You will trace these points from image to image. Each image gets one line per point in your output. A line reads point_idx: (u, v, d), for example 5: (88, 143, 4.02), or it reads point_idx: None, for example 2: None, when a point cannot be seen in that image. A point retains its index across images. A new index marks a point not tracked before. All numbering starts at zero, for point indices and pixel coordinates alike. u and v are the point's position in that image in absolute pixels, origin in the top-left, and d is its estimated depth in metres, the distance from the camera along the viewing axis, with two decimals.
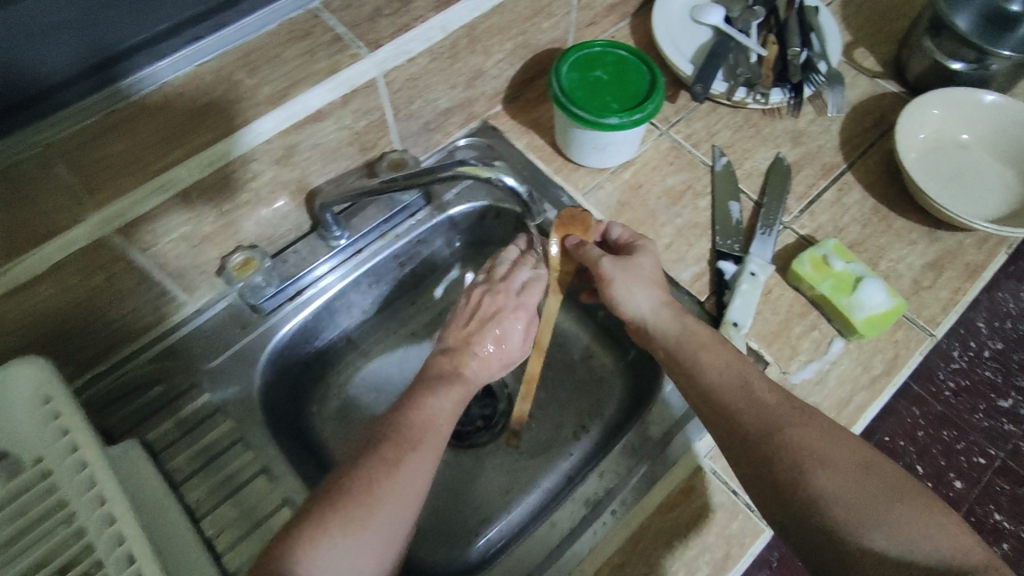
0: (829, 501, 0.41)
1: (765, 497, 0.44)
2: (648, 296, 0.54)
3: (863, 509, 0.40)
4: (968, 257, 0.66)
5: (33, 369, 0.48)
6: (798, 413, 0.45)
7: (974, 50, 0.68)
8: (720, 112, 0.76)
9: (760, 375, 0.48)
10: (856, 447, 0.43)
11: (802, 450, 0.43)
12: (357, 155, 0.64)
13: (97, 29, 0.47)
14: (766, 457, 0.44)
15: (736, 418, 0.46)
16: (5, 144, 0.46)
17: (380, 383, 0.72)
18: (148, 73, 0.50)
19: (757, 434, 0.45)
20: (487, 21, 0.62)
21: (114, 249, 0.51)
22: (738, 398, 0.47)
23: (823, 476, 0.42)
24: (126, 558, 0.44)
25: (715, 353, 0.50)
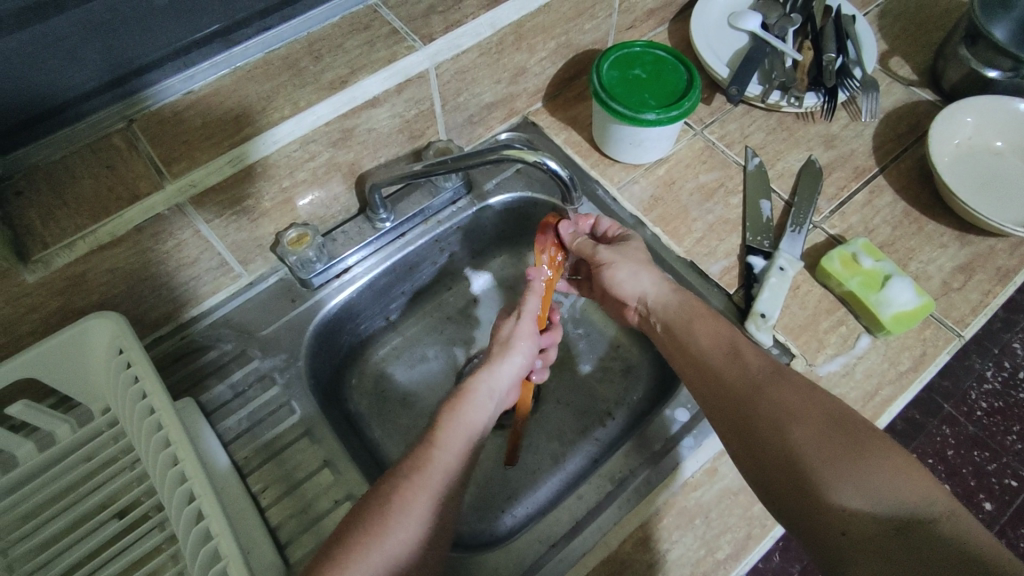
0: (801, 454, 0.45)
1: (747, 455, 0.48)
2: (647, 276, 0.61)
3: (831, 460, 0.44)
4: (1000, 261, 0.67)
5: (109, 322, 0.52)
6: (780, 377, 0.50)
7: (1010, 58, 0.69)
8: (754, 114, 0.78)
9: (749, 348, 0.53)
10: (831, 408, 0.47)
11: (779, 408, 0.48)
12: (405, 143, 0.68)
13: (114, 43, 0.50)
14: (746, 415, 0.49)
15: (722, 385, 0.52)
16: (75, 131, 0.51)
17: (416, 363, 0.75)
18: (164, 87, 0.54)
19: (738, 394, 0.50)
20: (534, 20, 0.66)
21: (186, 217, 0.56)
22: (723, 364, 0.53)
23: (795, 432, 0.46)
24: (187, 496, 0.47)
25: (711, 330, 0.55)
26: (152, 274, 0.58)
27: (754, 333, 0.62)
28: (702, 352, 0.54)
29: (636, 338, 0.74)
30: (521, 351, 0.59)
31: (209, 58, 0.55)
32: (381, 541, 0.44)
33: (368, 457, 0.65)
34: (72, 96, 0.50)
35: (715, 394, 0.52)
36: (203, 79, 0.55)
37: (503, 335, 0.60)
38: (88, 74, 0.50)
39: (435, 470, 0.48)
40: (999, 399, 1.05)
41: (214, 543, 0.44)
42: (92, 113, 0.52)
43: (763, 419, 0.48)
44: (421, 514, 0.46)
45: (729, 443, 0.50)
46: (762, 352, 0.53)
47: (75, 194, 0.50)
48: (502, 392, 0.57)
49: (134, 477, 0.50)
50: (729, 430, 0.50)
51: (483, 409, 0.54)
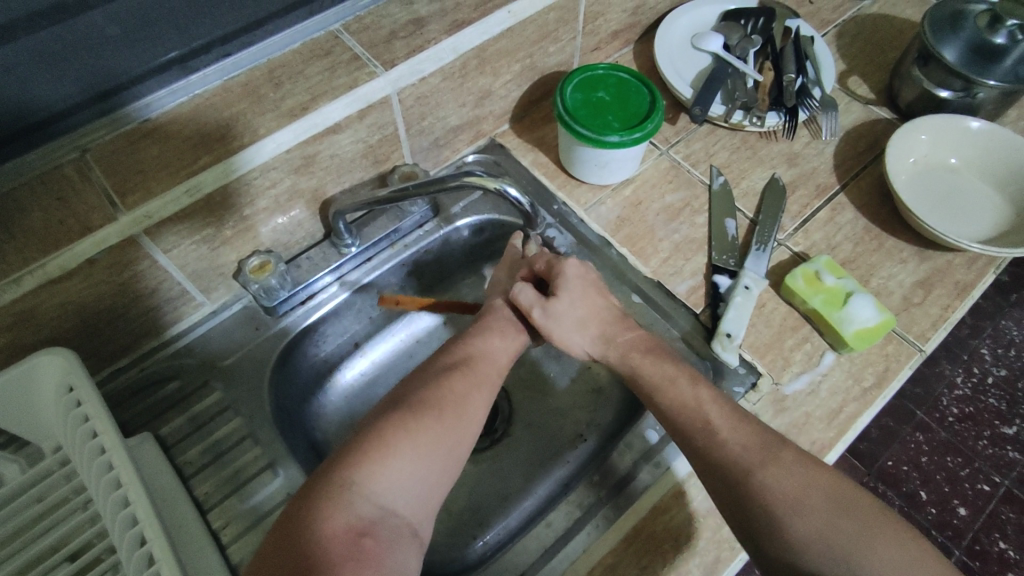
0: (806, 544, 0.44)
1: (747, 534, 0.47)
2: (603, 308, 0.59)
3: (841, 553, 0.43)
4: (957, 276, 0.68)
5: (59, 361, 0.50)
6: (769, 454, 0.48)
7: (961, 79, 0.71)
8: (719, 134, 0.79)
9: (736, 420, 0.50)
10: (830, 486, 0.46)
11: (779, 496, 0.45)
12: (370, 167, 0.67)
13: (87, 66, 0.49)
14: (743, 501, 0.47)
15: (709, 467, 0.49)
16: (12, 168, 0.48)
17: (392, 370, 0.75)
18: (146, 103, 0.52)
19: (732, 478, 0.47)
20: (497, 44, 0.66)
21: (140, 248, 0.55)
22: (708, 442, 0.49)
23: (798, 522, 0.45)
24: (138, 540, 0.46)
25: (677, 390, 0.53)
26: (107, 306, 0.56)
27: (719, 353, 0.62)
28: (685, 427, 0.51)
29: None
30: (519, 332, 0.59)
31: (166, 87, 0.53)
32: (373, 483, 0.44)
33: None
34: (47, 115, 0.49)
35: (703, 472, 0.50)
36: (160, 108, 0.53)
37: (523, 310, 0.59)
38: (61, 93, 0.49)
39: (442, 416, 0.48)
40: (969, 405, 1.08)
41: None
42: (67, 132, 0.50)
43: (763, 510, 0.46)
44: (473, 419, 0.50)
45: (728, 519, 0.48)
46: (743, 419, 0.50)
47: (27, 224, 0.48)
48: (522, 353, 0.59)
49: (86, 519, 0.48)
50: (727, 511, 0.48)
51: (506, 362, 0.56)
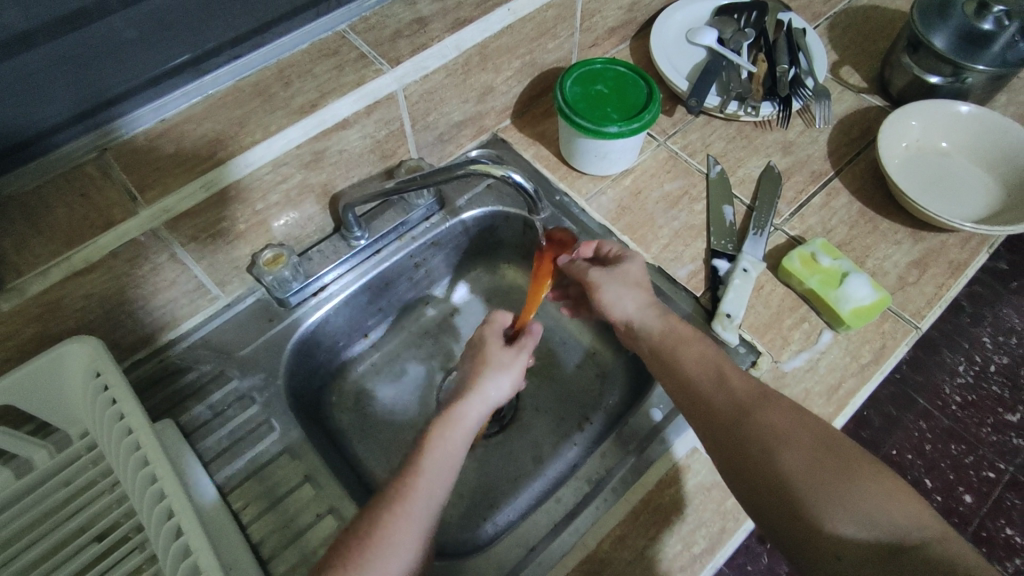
0: (789, 475, 0.46)
1: (735, 467, 0.49)
2: (634, 299, 0.60)
3: (823, 486, 0.45)
4: (951, 255, 0.70)
5: (86, 348, 0.53)
6: (768, 400, 0.50)
7: (950, 64, 0.73)
8: (714, 124, 0.81)
9: (737, 371, 0.53)
10: (819, 429, 0.48)
11: (771, 429, 0.48)
12: (378, 162, 0.70)
13: (92, 74, 0.51)
14: (738, 435, 0.49)
15: (707, 406, 0.52)
16: (23, 174, 0.51)
17: (396, 378, 0.77)
18: (157, 105, 0.55)
19: (730, 415, 0.50)
20: (497, 41, 0.69)
21: (161, 241, 0.57)
22: (711, 384, 0.53)
23: (784, 454, 0.47)
24: (166, 513, 0.48)
25: (697, 353, 0.55)
26: (127, 299, 0.58)
27: (720, 333, 0.64)
28: (689, 372, 0.54)
29: (610, 344, 0.76)
30: (511, 375, 0.55)
31: (179, 87, 0.56)
32: None
33: (357, 482, 0.65)
34: (58, 122, 0.51)
35: (700, 415, 0.52)
36: (175, 108, 0.56)
37: (496, 361, 0.56)
38: (68, 101, 0.51)
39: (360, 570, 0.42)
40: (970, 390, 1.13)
41: (194, 558, 0.45)
42: (70, 142, 0.52)
43: (755, 442, 0.48)
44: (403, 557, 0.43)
45: (719, 453, 0.50)
46: (746, 373, 0.53)
47: (58, 216, 0.51)
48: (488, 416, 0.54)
49: (112, 501, 0.50)
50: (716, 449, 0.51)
51: (438, 466, 0.48)
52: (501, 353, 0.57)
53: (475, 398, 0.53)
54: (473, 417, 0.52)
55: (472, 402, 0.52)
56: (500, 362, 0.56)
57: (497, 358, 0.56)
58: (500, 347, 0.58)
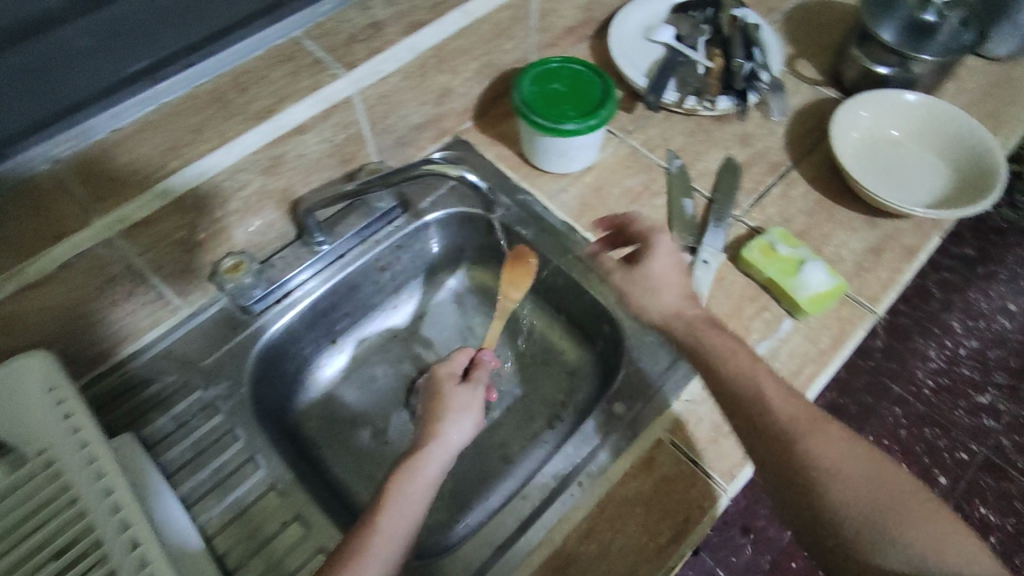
0: (842, 510, 0.47)
1: (784, 493, 0.50)
2: (673, 291, 0.60)
3: (872, 523, 0.46)
4: (905, 241, 0.71)
5: (40, 363, 0.53)
6: (817, 427, 0.50)
7: (896, 55, 0.75)
8: (673, 120, 0.82)
9: (787, 394, 0.52)
10: (870, 461, 0.49)
11: (820, 462, 0.48)
12: (337, 167, 0.70)
13: (50, 87, 0.52)
14: (785, 464, 0.50)
15: (755, 430, 0.52)
16: None
17: (365, 383, 0.76)
18: (110, 114, 0.53)
19: (776, 442, 0.50)
20: (453, 43, 0.69)
21: (118, 252, 0.56)
22: (754, 408, 0.52)
23: (836, 489, 0.48)
24: (122, 524, 0.48)
25: (737, 362, 0.54)
26: (85, 312, 0.58)
27: None
28: (734, 390, 0.53)
29: (578, 341, 0.76)
30: (472, 417, 0.56)
31: (133, 96, 0.54)
32: None
33: (326, 488, 0.64)
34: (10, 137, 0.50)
35: (748, 437, 0.53)
36: (129, 117, 0.54)
37: (454, 403, 0.56)
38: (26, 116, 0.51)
39: None
40: (944, 377, 1.25)
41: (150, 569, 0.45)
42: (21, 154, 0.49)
43: (804, 473, 0.49)
44: None
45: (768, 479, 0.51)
46: (794, 392, 0.52)
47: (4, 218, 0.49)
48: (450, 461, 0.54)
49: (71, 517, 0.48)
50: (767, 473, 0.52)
51: (401, 519, 0.48)
52: (461, 395, 0.57)
53: (436, 447, 0.53)
54: (433, 465, 0.52)
55: (434, 451, 0.52)
56: (459, 404, 0.56)
57: (456, 400, 0.57)
58: (459, 387, 0.58)
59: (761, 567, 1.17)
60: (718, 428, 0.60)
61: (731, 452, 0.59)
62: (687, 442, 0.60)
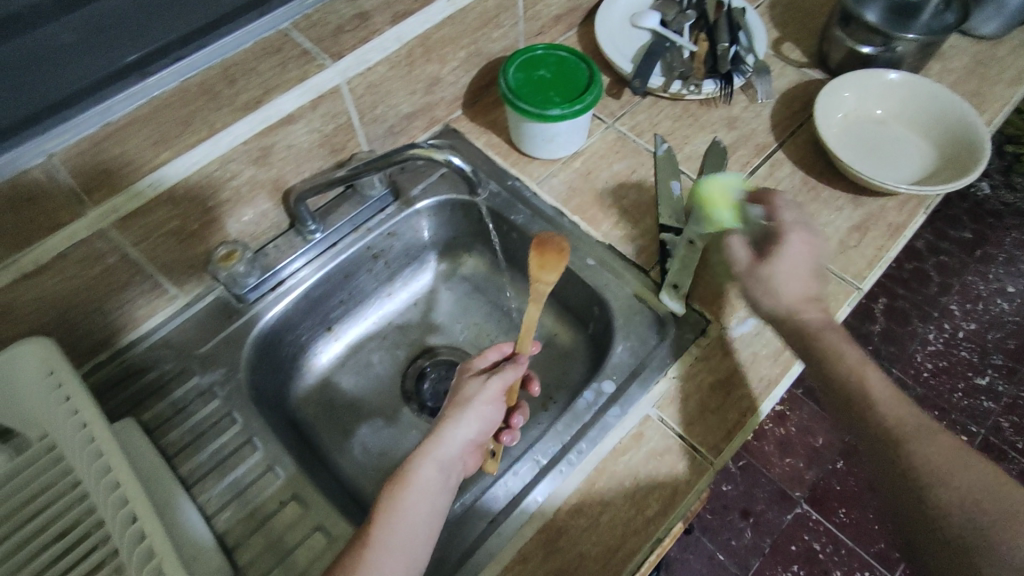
0: (946, 517, 0.48)
1: (888, 494, 0.52)
2: (801, 288, 0.58)
3: (981, 526, 0.47)
4: (890, 218, 0.72)
5: (40, 348, 0.54)
6: (923, 432, 0.51)
7: (881, 35, 0.76)
8: (660, 104, 0.83)
9: (901, 398, 0.53)
10: (983, 471, 0.49)
11: (925, 464, 0.50)
12: (328, 156, 0.71)
13: (35, 84, 0.52)
14: (889, 463, 0.51)
15: (860, 433, 0.54)
16: None
17: (362, 370, 0.78)
18: (103, 107, 0.53)
19: (881, 443, 0.52)
20: (439, 32, 0.70)
21: (111, 242, 0.58)
22: (900, 413, 0.52)
23: (943, 496, 0.48)
24: (122, 501, 0.48)
25: (847, 364, 0.55)
26: (82, 301, 0.59)
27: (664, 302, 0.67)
28: (850, 390, 0.54)
29: (570, 324, 0.77)
30: (476, 413, 0.53)
31: (124, 91, 0.54)
32: None
33: (324, 470, 0.66)
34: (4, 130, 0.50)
35: (862, 440, 0.54)
36: (122, 110, 0.54)
37: (462, 395, 0.54)
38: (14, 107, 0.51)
39: None
40: (943, 359, 1.26)
41: (148, 541, 0.46)
42: (15, 146, 0.49)
43: (908, 475, 0.50)
44: None
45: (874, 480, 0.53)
46: (901, 395, 0.53)
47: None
48: (453, 460, 0.52)
49: (69, 501, 0.51)
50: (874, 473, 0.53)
51: (399, 526, 0.46)
52: (472, 387, 0.55)
53: (436, 447, 0.51)
54: (432, 466, 0.50)
55: (433, 451, 0.50)
56: (465, 396, 0.54)
57: (468, 392, 0.54)
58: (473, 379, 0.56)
59: (762, 549, 1.19)
60: (704, 404, 0.61)
61: (718, 426, 0.60)
62: (676, 418, 0.61)
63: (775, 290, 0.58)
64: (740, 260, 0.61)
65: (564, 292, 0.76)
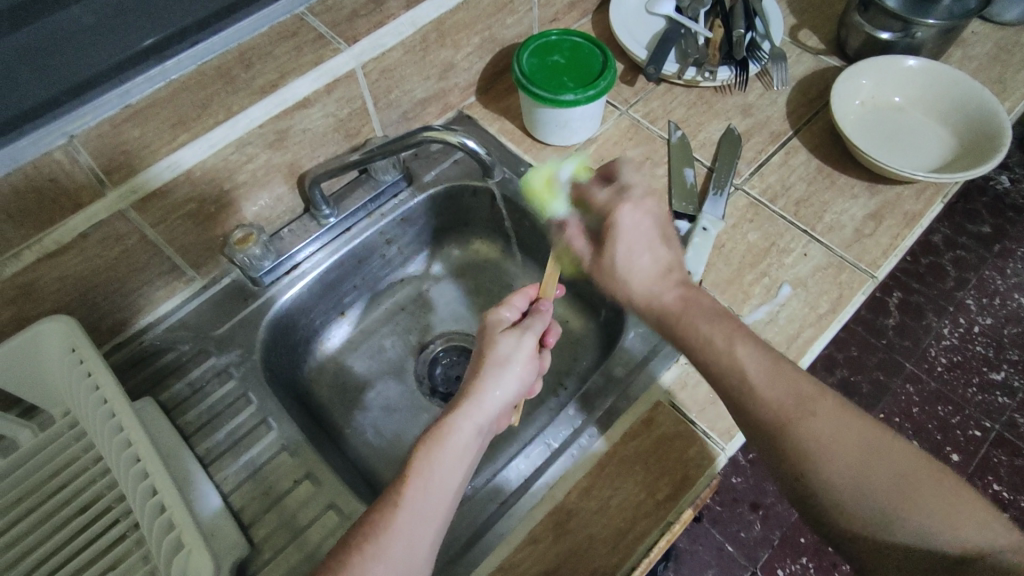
0: (843, 495, 0.44)
1: (780, 472, 0.47)
2: (653, 261, 0.54)
3: (878, 496, 0.43)
4: (906, 207, 0.72)
5: (61, 327, 0.55)
6: (804, 408, 0.46)
7: (899, 20, 0.75)
8: (675, 92, 0.82)
9: (779, 369, 0.48)
10: (860, 435, 0.45)
11: (810, 443, 0.45)
12: (343, 141, 0.71)
13: (59, 68, 0.52)
14: (782, 446, 0.46)
15: (747, 419, 0.48)
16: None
17: (375, 354, 0.79)
18: (127, 88, 0.54)
19: (769, 424, 0.47)
20: (454, 17, 0.70)
21: (131, 223, 0.59)
22: (782, 392, 0.47)
23: (835, 468, 0.44)
24: (143, 475, 0.50)
25: (709, 354, 0.50)
26: (103, 281, 0.60)
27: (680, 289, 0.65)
28: (715, 370, 0.49)
29: (581, 311, 0.78)
30: (516, 373, 0.52)
31: (143, 73, 0.55)
32: None
33: (337, 452, 0.66)
34: (29, 110, 0.50)
35: (745, 419, 0.48)
36: (140, 93, 0.54)
37: (498, 354, 0.52)
38: (37, 89, 0.51)
39: None
40: (956, 354, 1.25)
41: (169, 515, 0.47)
42: (39, 129, 0.50)
43: (799, 457, 0.45)
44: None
45: (767, 458, 0.48)
46: (783, 369, 0.47)
47: (8, 183, 0.49)
48: (490, 422, 0.51)
49: (90, 477, 0.52)
50: (762, 452, 0.48)
51: (430, 492, 0.45)
52: (509, 345, 0.53)
53: (472, 409, 0.49)
54: (469, 426, 0.49)
55: (469, 413, 0.49)
56: (501, 356, 0.52)
57: (502, 351, 0.53)
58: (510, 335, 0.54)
59: (772, 542, 1.18)
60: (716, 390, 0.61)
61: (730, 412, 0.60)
62: (687, 404, 0.61)
63: (626, 278, 0.55)
64: (585, 254, 0.59)
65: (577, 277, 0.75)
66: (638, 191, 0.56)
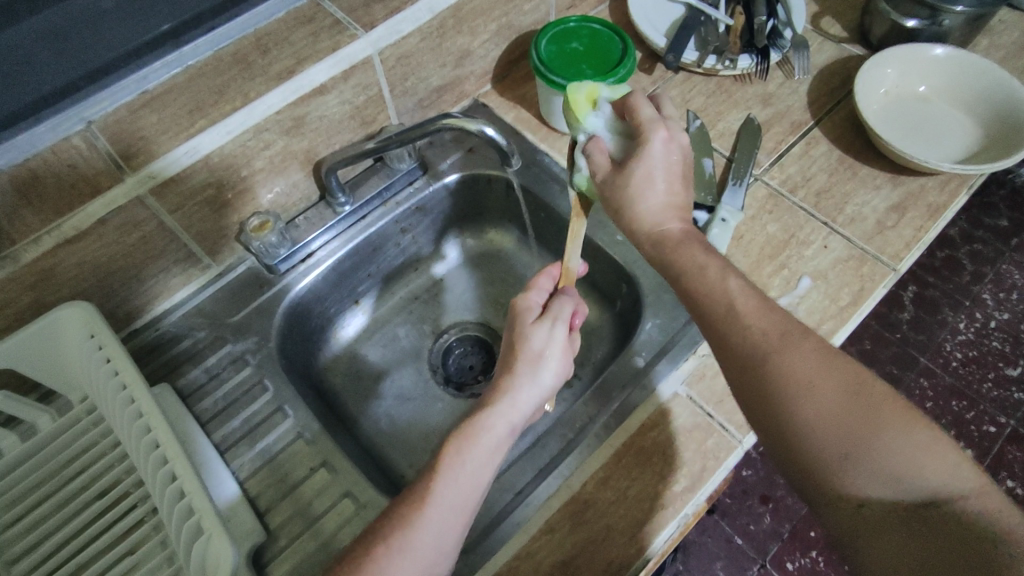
0: (813, 433, 0.40)
1: (751, 409, 0.44)
2: (667, 193, 0.49)
3: (849, 435, 0.39)
4: (930, 198, 0.70)
5: (79, 312, 0.55)
6: (788, 340, 0.42)
7: (926, 7, 0.74)
8: (694, 80, 0.81)
9: (763, 300, 0.44)
10: (841, 371, 0.41)
11: (788, 376, 0.41)
12: (358, 129, 0.71)
13: (77, 54, 0.52)
14: (759, 384, 0.42)
15: (727, 352, 0.44)
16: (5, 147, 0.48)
17: (388, 343, 0.79)
18: (148, 71, 0.54)
19: (746, 358, 0.43)
20: (471, 3, 0.69)
21: (148, 209, 0.58)
22: (763, 323, 0.43)
23: (809, 403, 0.40)
24: (162, 460, 0.49)
25: (709, 279, 0.46)
26: (120, 267, 0.61)
27: None
28: (698, 302, 0.46)
29: (597, 302, 0.77)
30: (550, 368, 0.51)
31: (161, 58, 0.55)
32: None
33: (353, 440, 0.66)
34: (46, 96, 0.50)
35: (723, 355, 0.45)
36: (157, 79, 0.55)
37: (531, 349, 0.52)
38: (55, 76, 0.51)
39: None
40: (972, 349, 1.23)
41: (188, 500, 0.47)
42: (54, 113, 0.50)
43: (773, 391, 0.42)
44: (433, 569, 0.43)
45: (741, 396, 0.44)
46: (771, 304, 0.44)
47: (26, 168, 0.49)
48: (524, 419, 0.51)
49: (109, 461, 0.52)
50: (736, 394, 0.45)
51: (465, 488, 0.45)
52: (543, 335, 0.52)
53: (507, 406, 0.49)
54: (506, 426, 0.49)
55: (503, 411, 0.49)
56: (536, 351, 0.52)
57: (536, 344, 0.52)
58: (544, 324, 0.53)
59: (782, 535, 1.18)
60: None
61: None
62: (704, 397, 0.60)
63: (635, 202, 0.49)
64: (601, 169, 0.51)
65: (594, 266, 0.75)
66: (674, 122, 0.50)
